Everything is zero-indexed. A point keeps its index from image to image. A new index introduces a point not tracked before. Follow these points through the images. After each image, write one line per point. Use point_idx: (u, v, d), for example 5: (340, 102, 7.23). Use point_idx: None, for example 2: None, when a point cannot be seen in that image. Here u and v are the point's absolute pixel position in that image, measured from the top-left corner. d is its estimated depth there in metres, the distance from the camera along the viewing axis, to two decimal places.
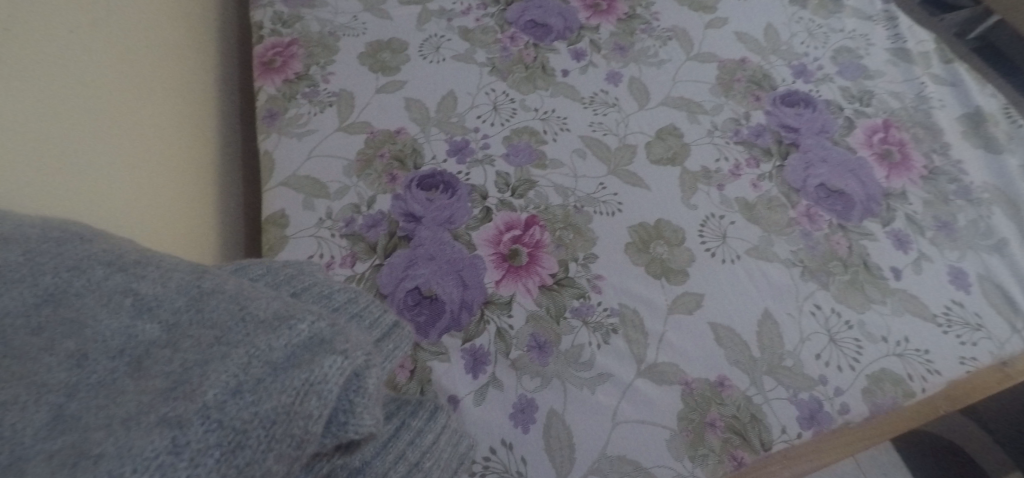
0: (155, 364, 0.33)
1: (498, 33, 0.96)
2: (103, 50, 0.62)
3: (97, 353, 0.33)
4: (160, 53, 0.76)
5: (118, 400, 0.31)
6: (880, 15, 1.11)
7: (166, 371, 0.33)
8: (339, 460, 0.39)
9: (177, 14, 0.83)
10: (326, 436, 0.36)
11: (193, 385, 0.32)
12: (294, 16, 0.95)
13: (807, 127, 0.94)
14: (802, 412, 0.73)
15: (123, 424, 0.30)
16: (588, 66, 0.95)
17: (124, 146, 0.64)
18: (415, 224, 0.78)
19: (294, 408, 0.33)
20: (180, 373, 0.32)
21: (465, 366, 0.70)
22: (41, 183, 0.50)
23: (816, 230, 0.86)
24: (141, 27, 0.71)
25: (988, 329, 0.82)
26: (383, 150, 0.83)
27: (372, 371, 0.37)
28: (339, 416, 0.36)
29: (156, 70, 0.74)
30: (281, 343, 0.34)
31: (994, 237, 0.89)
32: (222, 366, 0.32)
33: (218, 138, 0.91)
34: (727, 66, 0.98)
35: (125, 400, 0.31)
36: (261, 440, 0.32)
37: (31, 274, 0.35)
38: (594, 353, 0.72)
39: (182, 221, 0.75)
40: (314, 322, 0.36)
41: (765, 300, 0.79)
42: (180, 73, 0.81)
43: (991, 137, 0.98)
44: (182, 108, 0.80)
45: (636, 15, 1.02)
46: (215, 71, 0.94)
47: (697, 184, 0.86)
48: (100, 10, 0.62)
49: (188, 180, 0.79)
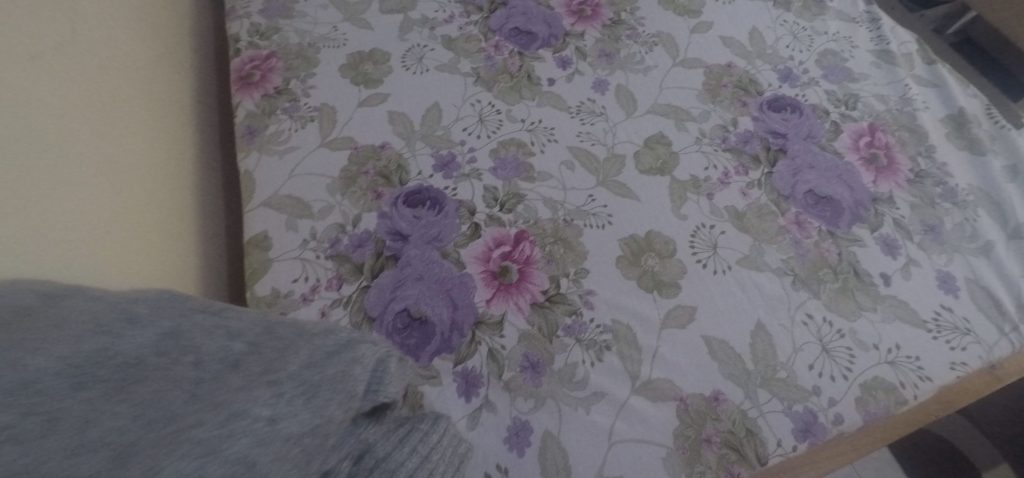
0: (251, 363, 0.44)
1: (481, 41, 0.94)
2: (107, 87, 0.67)
3: (209, 358, 0.44)
4: (133, 83, 0.74)
5: (228, 378, 0.43)
6: (863, 17, 1.10)
7: (260, 364, 0.44)
8: (370, 432, 0.47)
9: (150, 37, 0.80)
10: (365, 398, 0.46)
11: (281, 364, 0.44)
12: (271, 28, 0.93)
13: (795, 133, 0.94)
14: (796, 424, 0.72)
15: (245, 385, 0.42)
16: (574, 74, 0.93)
17: (114, 181, 0.66)
18: (402, 243, 0.76)
19: (345, 374, 0.45)
20: (269, 362, 0.45)
21: (458, 388, 0.68)
22: (41, 218, 0.53)
23: (806, 238, 0.85)
24: (140, 63, 0.76)
25: (977, 334, 0.82)
26: (367, 166, 0.81)
27: (393, 358, 0.50)
28: (372, 386, 0.47)
29: (129, 103, 0.72)
30: (332, 339, 0.48)
31: (981, 239, 0.89)
32: (297, 354, 0.46)
33: (199, 164, 0.89)
34: (714, 72, 0.98)
35: (235, 377, 0.43)
36: (331, 392, 0.43)
37: (155, 319, 0.47)
38: (588, 370, 0.70)
39: (174, 249, 0.77)
40: (350, 332, 0.50)
41: (757, 312, 0.78)
42: (159, 100, 0.80)
43: (975, 138, 0.98)
44: (175, 136, 0.83)
45: (621, 21, 1.01)
46: (192, 93, 0.91)
47: (686, 194, 0.86)
48: (103, 48, 0.67)
49: (170, 212, 0.77)
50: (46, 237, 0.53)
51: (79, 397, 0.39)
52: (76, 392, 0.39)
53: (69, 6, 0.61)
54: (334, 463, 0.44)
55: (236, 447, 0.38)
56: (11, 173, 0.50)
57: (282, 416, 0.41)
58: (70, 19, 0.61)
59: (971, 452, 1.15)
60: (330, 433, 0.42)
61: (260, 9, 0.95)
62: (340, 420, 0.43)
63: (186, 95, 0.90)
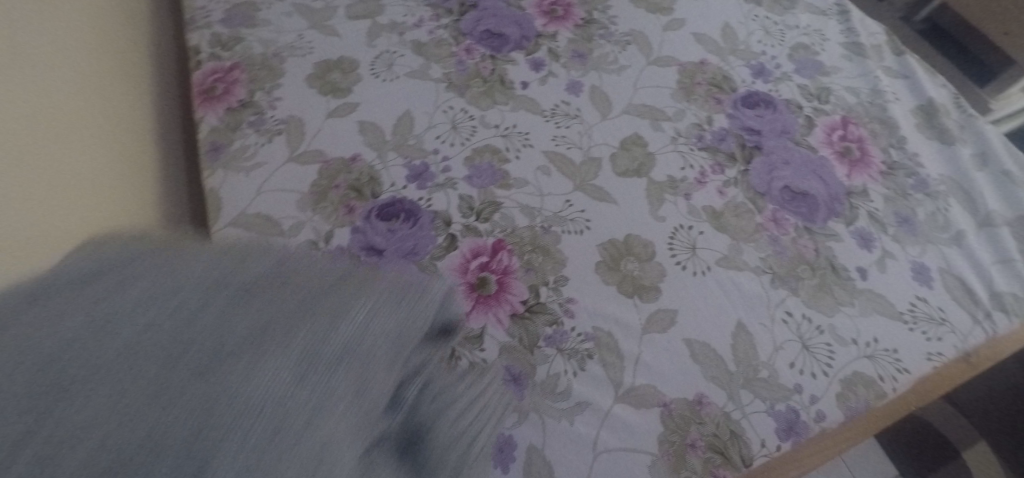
0: (354, 281, 0.53)
1: (452, 45, 0.92)
2: (68, 92, 0.67)
3: (317, 277, 0.53)
4: (84, 122, 0.70)
5: (337, 289, 0.52)
6: (832, 9, 1.11)
7: (358, 285, 0.52)
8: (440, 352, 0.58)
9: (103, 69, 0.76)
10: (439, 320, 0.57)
11: (372, 286, 0.53)
12: (233, 37, 0.90)
13: (769, 129, 0.94)
14: (780, 423, 0.72)
15: (351, 296, 0.51)
16: (548, 76, 0.92)
17: (61, 182, 0.63)
18: (377, 258, 0.74)
19: (422, 298, 0.54)
20: (364, 283, 0.53)
21: None
22: None
23: (784, 235, 0.85)
24: (102, 79, 0.76)
25: (952, 323, 0.83)
26: (339, 179, 0.79)
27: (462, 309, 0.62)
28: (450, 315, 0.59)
29: (79, 144, 0.68)
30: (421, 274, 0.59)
31: (952, 229, 0.90)
32: (387, 280, 0.54)
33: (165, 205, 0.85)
34: (687, 69, 0.97)
35: (342, 290, 0.52)
36: (420, 306, 0.54)
37: (267, 251, 0.55)
38: (570, 381, 0.70)
39: None
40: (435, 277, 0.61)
41: (737, 312, 0.78)
42: (117, 122, 0.78)
43: (944, 128, 0.99)
44: (130, 163, 0.79)
45: (594, 20, 0.99)
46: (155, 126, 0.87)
47: (663, 195, 0.85)
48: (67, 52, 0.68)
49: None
50: None
51: (207, 310, 0.47)
52: (213, 296, 0.48)
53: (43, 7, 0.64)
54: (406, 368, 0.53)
55: (339, 336, 0.48)
56: None
57: (380, 311, 0.51)
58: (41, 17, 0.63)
59: (956, 437, 1.16)
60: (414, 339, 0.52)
61: (221, 19, 0.92)
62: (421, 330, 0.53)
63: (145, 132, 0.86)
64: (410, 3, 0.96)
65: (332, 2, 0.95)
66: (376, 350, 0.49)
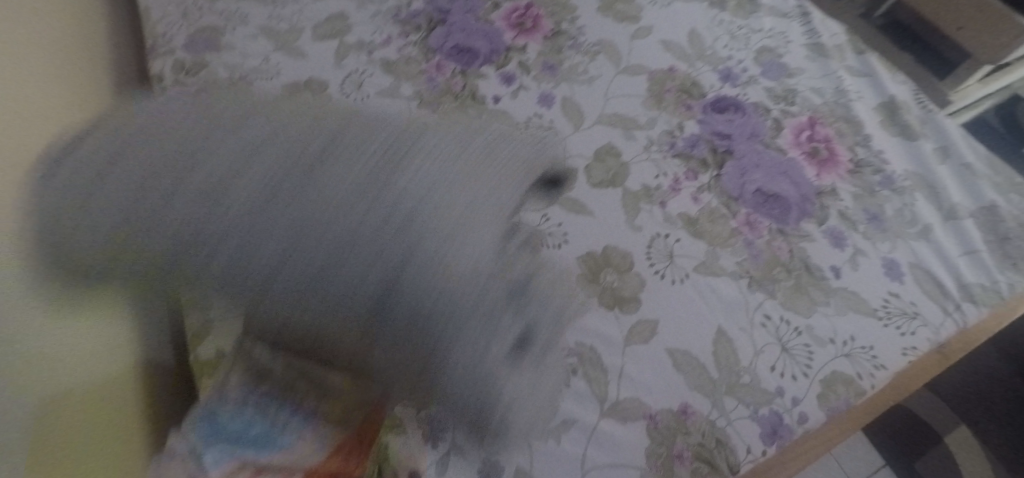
0: (496, 147, 0.76)
1: (422, 62, 0.92)
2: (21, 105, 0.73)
3: (462, 133, 0.76)
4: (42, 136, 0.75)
5: (485, 147, 0.75)
6: (794, 11, 1.12)
7: (502, 146, 0.76)
8: (545, 196, 0.81)
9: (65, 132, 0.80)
10: (554, 171, 0.80)
11: (500, 139, 0.77)
12: (197, 63, 0.90)
13: (739, 132, 0.94)
14: (764, 428, 0.73)
15: (490, 156, 0.74)
16: (519, 89, 0.92)
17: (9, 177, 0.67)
18: None
19: (543, 163, 0.79)
20: (496, 140, 0.76)
21: (422, 436, 0.74)
22: None
23: (758, 238, 0.85)
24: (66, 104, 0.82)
25: (924, 317, 0.83)
26: None
27: (574, 177, 0.86)
28: (562, 186, 0.83)
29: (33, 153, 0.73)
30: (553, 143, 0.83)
31: (920, 223, 0.90)
32: (524, 145, 0.78)
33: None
34: (657, 77, 0.97)
35: (481, 145, 0.75)
36: (545, 164, 0.79)
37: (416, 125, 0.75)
38: (556, 399, 0.72)
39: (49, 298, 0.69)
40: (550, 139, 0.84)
41: (717, 318, 0.78)
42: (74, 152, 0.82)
43: (906, 124, 1.00)
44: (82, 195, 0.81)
45: (562, 31, 1.00)
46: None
47: (639, 204, 0.85)
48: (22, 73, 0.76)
49: (110, 326, 0.80)
50: None
51: (334, 157, 0.67)
52: (380, 136, 0.70)
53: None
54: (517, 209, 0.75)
55: (481, 185, 0.71)
56: None
57: (518, 152, 0.77)
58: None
59: (941, 425, 1.16)
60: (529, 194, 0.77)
61: (183, 43, 0.92)
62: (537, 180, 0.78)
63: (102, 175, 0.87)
64: (377, 20, 0.96)
65: (298, 24, 0.94)
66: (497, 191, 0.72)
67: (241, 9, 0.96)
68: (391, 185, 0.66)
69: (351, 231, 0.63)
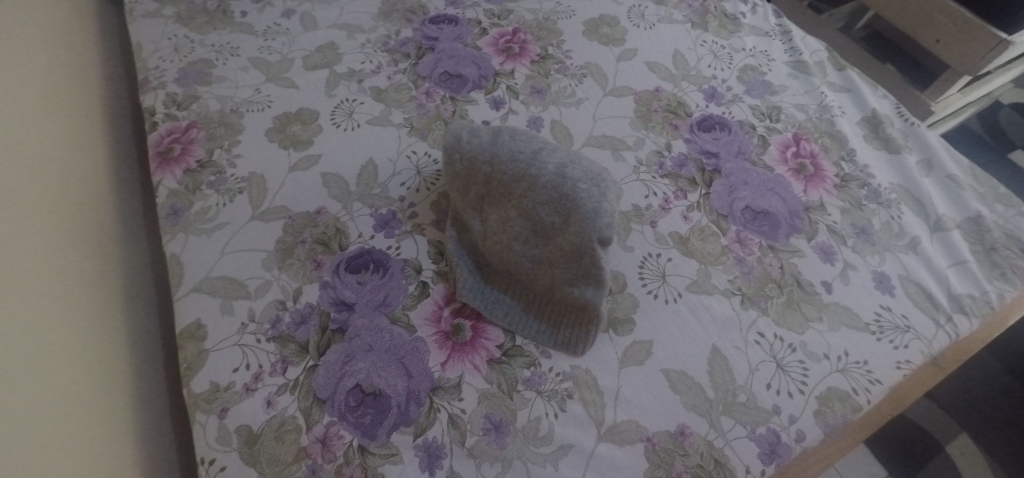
0: (593, 214, 0.71)
1: (412, 90, 0.93)
2: (64, 139, 0.83)
3: (584, 189, 0.72)
4: (73, 171, 0.82)
5: (590, 215, 0.71)
6: (775, 30, 1.13)
7: (596, 217, 0.71)
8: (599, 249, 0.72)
9: (50, 173, 0.77)
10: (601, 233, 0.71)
11: (597, 213, 0.71)
12: (189, 96, 0.90)
13: (725, 151, 0.95)
14: (762, 447, 0.73)
15: (591, 218, 0.71)
16: (508, 114, 0.93)
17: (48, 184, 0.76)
18: (348, 313, 0.74)
19: (596, 226, 0.71)
20: (591, 206, 0.71)
21: (420, 464, 0.66)
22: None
23: (749, 255, 0.86)
24: (93, 157, 0.88)
25: (917, 330, 0.83)
26: (304, 234, 0.79)
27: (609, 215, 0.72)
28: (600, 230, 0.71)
29: (69, 180, 0.81)
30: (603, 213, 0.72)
31: (908, 236, 0.91)
32: (596, 212, 0.71)
33: (132, 311, 0.84)
34: (643, 98, 0.99)
35: (590, 212, 0.71)
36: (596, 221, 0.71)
37: (551, 167, 0.74)
38: (552, 424, 0.70)
39: (60, 289, 0.71)
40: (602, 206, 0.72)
41: (711, 337, 0.78)
42: (96, 194, 0.86)
43: (889, 138, 1.01)
44: (101, 232, 0.84)
45: (549, 55, 1.01)
46: (118, 225, 0.88)
47: (630, 224, 0.86)
48: (70, 115, 0.86)
49: (117, 372, 0.77)
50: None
51: (514, 192, 0.74)
52: (539, 181, 0.73)
53: (60, 82, 0.86)
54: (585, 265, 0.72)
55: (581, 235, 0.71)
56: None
57: (595, 224, 0.71)
58: (59, 85, 0.86)
59: (943, 436, 1.11)
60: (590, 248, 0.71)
61: (175, 77, 0.92)
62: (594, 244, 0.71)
63: (115, 223, 0.88)
64: (367, 49, 0.97)
65: (289, 54, 0.95)
66: (590, 235, 0.71)
67: (232, 41, 0.96)
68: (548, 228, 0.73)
69: (500, 224, 0.75)
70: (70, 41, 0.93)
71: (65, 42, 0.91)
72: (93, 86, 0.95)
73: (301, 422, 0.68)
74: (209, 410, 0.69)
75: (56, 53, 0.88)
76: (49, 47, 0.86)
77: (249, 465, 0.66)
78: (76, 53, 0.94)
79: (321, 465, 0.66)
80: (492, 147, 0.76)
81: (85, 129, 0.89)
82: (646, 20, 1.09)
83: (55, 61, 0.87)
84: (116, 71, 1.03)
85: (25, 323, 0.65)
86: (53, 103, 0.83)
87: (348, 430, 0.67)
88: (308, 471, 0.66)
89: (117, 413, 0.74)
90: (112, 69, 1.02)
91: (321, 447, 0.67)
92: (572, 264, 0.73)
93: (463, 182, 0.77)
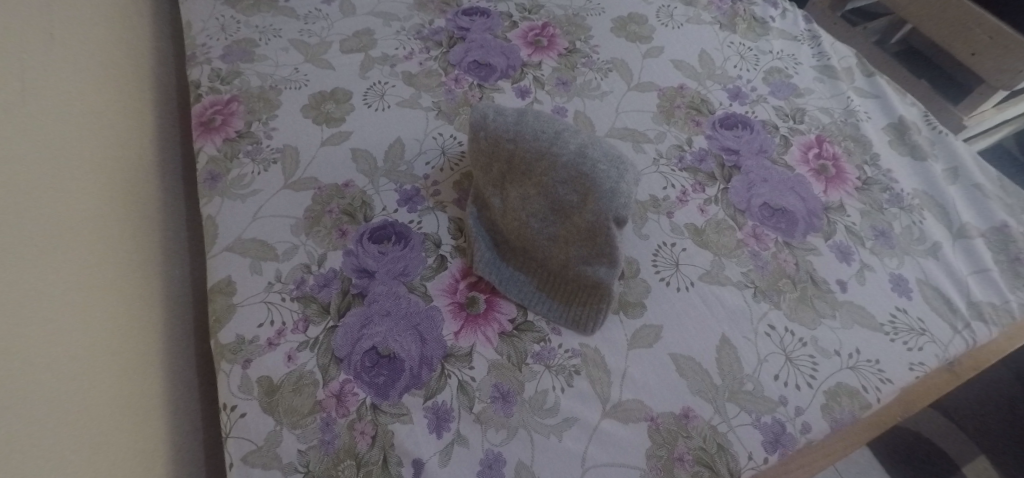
0: (614, 194, 0.73)
1: (441, 76, 0.97)
2: (123, 107, 0.90)
3: (605, 171, 0.74)
4: (129, 136, 0.89)
5: (609, 196, 0.73)
6: (805, 34, 1.14)
7: (615, 198, 0.73)
8: (615, 232, 0.74)
9: (96, 142, 0.80)
10: (618, 213, 0.73)
11: (615, 194, 0.73)
12: (232, 72, 0.95)
13: (748, 149, 0.96)
14: (766, 436, 0.73)
15: (610, 198, 0.73)
16: (533, 103, 0.96)
17: (110, 146, 0.83)
18: (369, 280, 0.77)
19: (615, 206, 0.73)
20: (612, 187, 0.73)
21: (429, 425, 0.69)
22: (70, 104, 0.77)
23: (764, 250, 0.86)
24: (146, 125, 0.95)
25: (932, 333, 0.83)
26: (332, 205, 0.82)
27: (629, 200, 0.74)
28: (620, 210, 0.73)
29: (125, 144, 0.87)
30: (624, 196, 0.73)
31: (928, 241, 0.90)
32: (615, 194, 0.73)
33: (167, 272, 0.89)
34: (668, 94, 1.00)
35: (609, 194, 0.73)
36: (615, 201, 0.73)
37: (574, 149, 0.76)
38: (558, 397, 0.72)
39: (110, 239, 0.78)
40: (623, 189, 0.74)
41: (720, 326, 0.79)
42: (145, 158, 0.92)
43: (915, 144, 1.00)
44: (148, 194, 0.90)
45: (576, 49, 1.03)
46: (159, 189, 0.93)
47: (647, 213, 0.88)
48: (131, 87, 0.93)
49: (153, 323, 0.82)
50: (59, 148, 0.73)
51: (537, 169, 0.76)
52: (561, 160, 0.75)
53: (124, 57, 0.94)
54: (602, 246, 0.74)
55: (599, 214, 0.73)
56: (67, 79, 0.77)
57: (613, 204, 0.73)
58: (123, 60, 0.93)
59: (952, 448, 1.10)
60: (606, 229, 0.73)
61: (220, 54, 0.97)
62: (613, 225, 0.73)
63: (158, 187, 0.93)
64: (401, 36, 1.01)
65: (327, 38, 0.99)
66: (608, 214, 0.73)
67: (274, 24, 1.01)
68: (569, 206, 0.75)
69: (520, 198, 0.77)
70: (127, 14, 0.99)
71: (124, 15, 0.97)
72: (145, 54, 1.01)
73: (318, 377, 0.71)
74: (234, 360, 0.72)
75: (115, 23, 0.94)
76: (110, 16, 0.92)
77: (268, 413, 0.70)
78: (131, 28, 0.99)
79: (335, 418, 0.69)
80: (518, 128, 0.78)
81: (140, 99, 0.96)
82: (674, 20, 1.11)
83: (115, 30, 0.93)
84: (165, 48, 1.09)
85: (46, 305, 0.64)
86: (97, 81, 0.84)
87: (362, 388, 0.71)
88: (322, 423, 0.69)
89: (149, 360, 0.79)
90: (162, 46, 1.08)
91: (335, 402, 0.70)
92: (590, 243, 0.75)
93: (489, 159, 0.79)
